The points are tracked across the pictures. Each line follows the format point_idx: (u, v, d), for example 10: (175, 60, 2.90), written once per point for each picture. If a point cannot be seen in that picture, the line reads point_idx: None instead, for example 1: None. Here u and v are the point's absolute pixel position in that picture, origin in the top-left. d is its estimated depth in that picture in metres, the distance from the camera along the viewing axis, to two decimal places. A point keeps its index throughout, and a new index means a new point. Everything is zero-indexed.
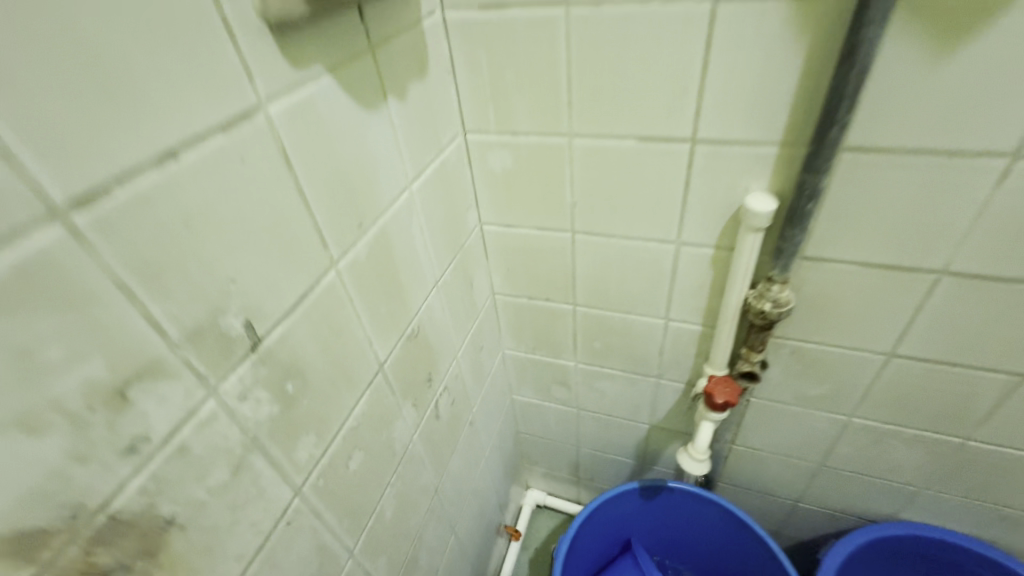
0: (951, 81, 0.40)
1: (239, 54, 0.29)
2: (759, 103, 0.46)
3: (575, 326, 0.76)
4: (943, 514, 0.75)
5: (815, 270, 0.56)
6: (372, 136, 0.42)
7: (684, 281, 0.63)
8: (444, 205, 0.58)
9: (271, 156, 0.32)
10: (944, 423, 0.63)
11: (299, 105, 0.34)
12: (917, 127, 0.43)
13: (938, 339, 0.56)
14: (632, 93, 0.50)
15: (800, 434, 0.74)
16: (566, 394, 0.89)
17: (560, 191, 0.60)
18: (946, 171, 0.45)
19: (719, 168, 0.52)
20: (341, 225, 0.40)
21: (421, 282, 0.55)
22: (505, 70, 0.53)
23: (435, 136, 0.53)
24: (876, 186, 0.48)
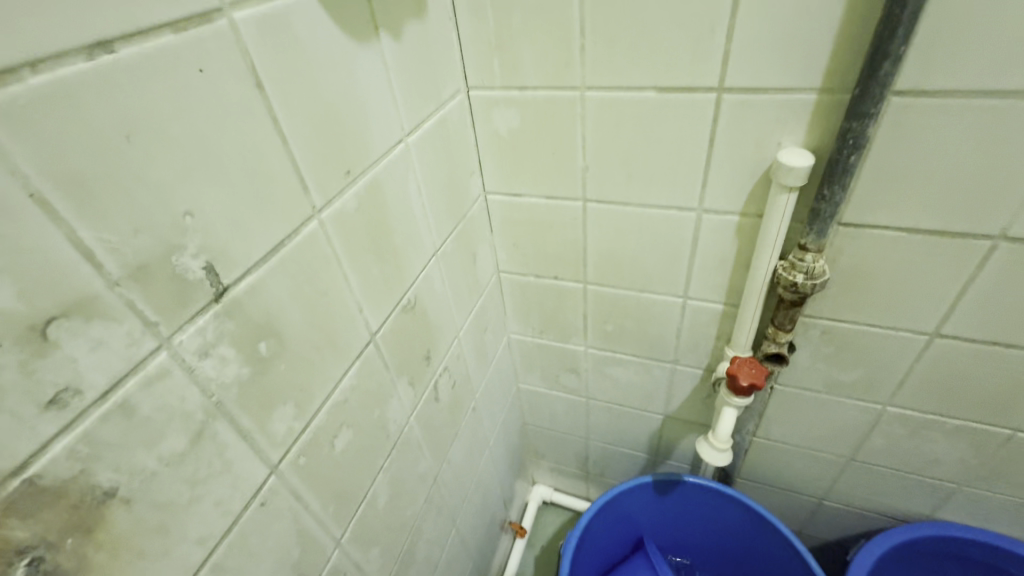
0: (1022, 7, 0.35)
1: None
2: (794, 43, 0.41)
3: (586, 306, 0.71)
4: (985, 514, 0.69)
5: (852, 238, 0.51)
6: (360, 73, 0.38)
7: (705, 254, 0.58)
8: (444, 167, 0.53)
9: (237, 74, 0.28)
10: (991, 412, 0.57)
11: (272, 19, 0.30)
12: (978, 64, 0.38)
13: (989, 316, 0.50)
14: (651, 37, 0.45)
15: (829, 425, 0.68)
16: (575, 382, 0.84)
17: (571, 154, 0.56)
18: (1011, 117, 0.39)
19: (747, 122, 0.47)
20: (324, 169, 0.36)
21: (418, 248, 0.50)
22: (511, 14, 0.48)
23: (434, 87, 0.49)
24: (927, 137, 0.42)
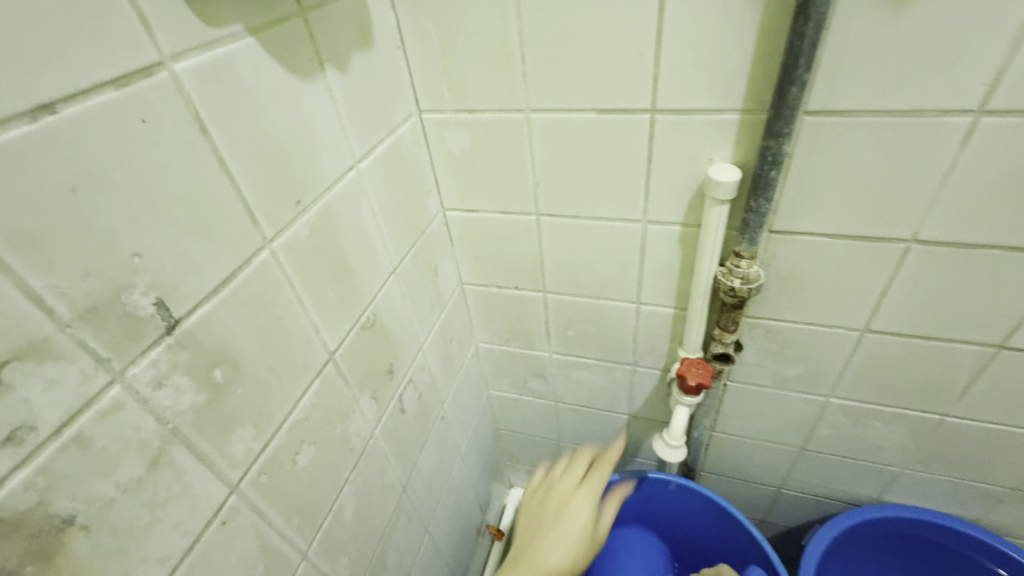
0: (909, 36, 0.39)
1: (135, 5, 0.27)
2: (716, 68, 0.45)
3: (547, 314, 0.74)
4: (925, 495, 0.73)
5: (783, 244, 0.54)
6: (306, 106, 0.40)
7: (653, 262, 0.61)
8: (399, 188, 0.55)
9: (179, 120, 0.30)
10: (922, 400, 0.62)
11: (215, 65, 0.32)
12: (876, 87, 0.42)
13: (910, 312, 0.55)
14: (587, 63, 0.48)
15: (779, 418, 0.72)
16: (543, 387, 0.87)
17: (521, 170, 0.58)
18: (910, 133, 0.43)
19: (680, 140, 0.50)
20: (275, 201, 0.38)
21: (375, 268, 0.52)
22: (456, 41, 0.50)
23: (384, 113, 0.51)
24: (839, 151, 0.46)
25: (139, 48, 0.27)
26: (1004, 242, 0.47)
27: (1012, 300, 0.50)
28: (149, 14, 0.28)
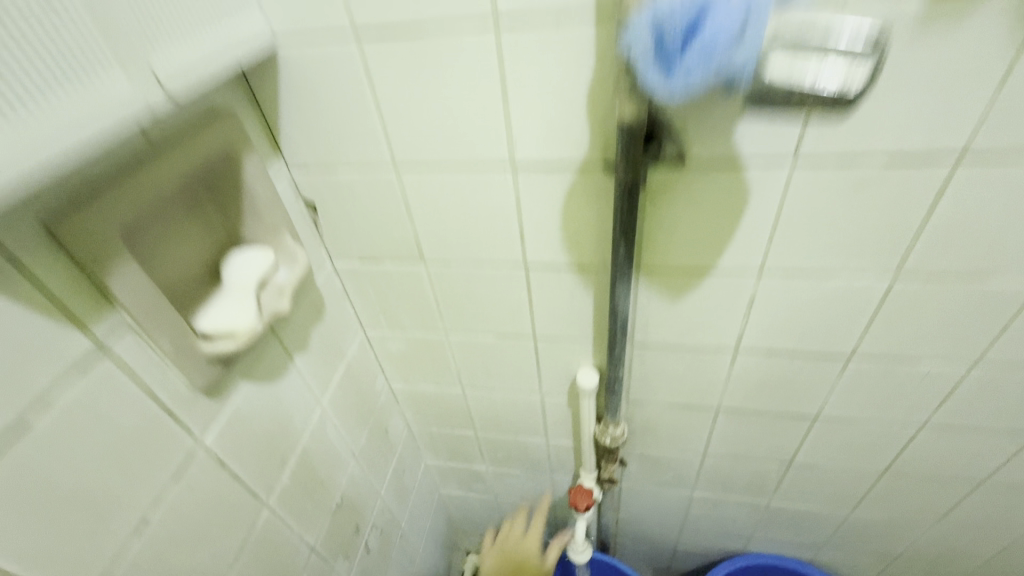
0: (685, 314, 0.60)
1: (183, 425, 0.43)
2: (573, 320, 0.65)
3: (480, 443, 0.92)
4: (774, 544, 0.98)
5: (639, 408, 0.75)
6: (284, 394, 0.57)
7: (552, 415, 0.81)
8: (352, 394, 0.72)
9: (209, 472, 0.46)
10: (752, 491, 0.86)
11: (228, 420, 0.48)
12: (673, 335, 0.63)
13: (730, 443, 0.78)
14: (485, 312, 0.66)
15: (663, 503, 0.95)
16: (484, 487, 1.05)
17: (447, 363, 0.76)
18: (700, 357, 0.65)
19: (556, 353, 0.70)
20: (268, 473, 0.54)
21: (338, 464, 0.69)
22: (388, 295, 0.67)
23: (337, 352, 0.68)
24: (660, 364, 0.67)
25: (186, 448, 0.44)
26: (774, 409, 0.70)
27: (788, 438, 0.74)
28: (190, 423, 0.44)
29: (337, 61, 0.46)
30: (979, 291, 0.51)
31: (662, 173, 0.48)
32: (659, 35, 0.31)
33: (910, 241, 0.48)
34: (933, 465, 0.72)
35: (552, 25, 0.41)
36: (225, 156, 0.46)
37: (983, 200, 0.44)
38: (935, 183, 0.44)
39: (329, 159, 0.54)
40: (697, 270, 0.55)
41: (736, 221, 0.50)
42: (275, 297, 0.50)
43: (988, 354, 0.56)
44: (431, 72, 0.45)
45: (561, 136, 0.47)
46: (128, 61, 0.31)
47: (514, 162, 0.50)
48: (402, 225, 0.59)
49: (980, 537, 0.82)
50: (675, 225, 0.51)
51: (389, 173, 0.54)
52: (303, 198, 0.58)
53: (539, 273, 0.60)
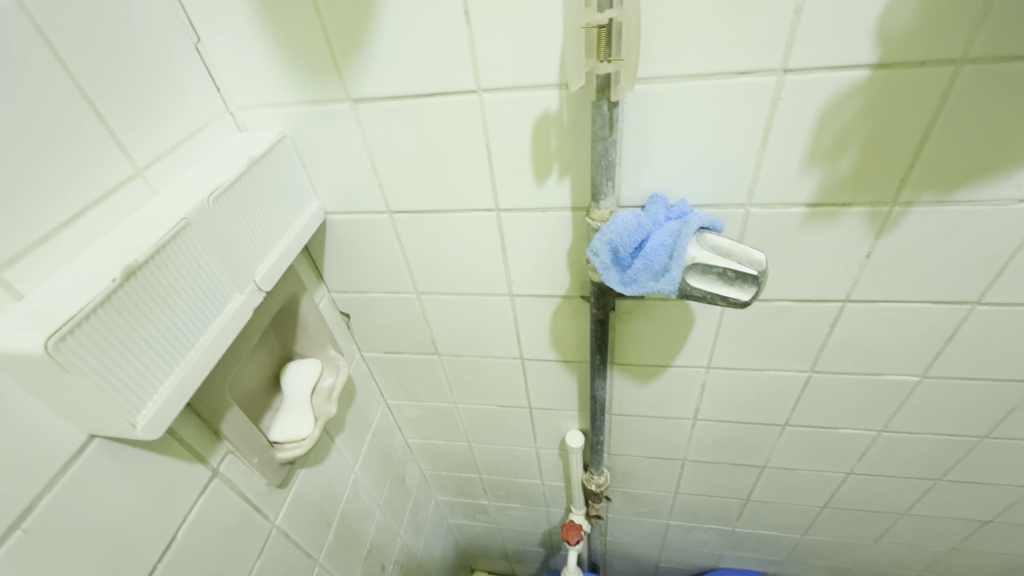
0: (653, 393, 0.74)
1: (263, 513, 0.56)
2: (562, 395, 0.78)
3: (484, 484, 1.06)
4: (741, 561, 1.13)
5: (619, 458, 0.89)
6: (329, 470, 0.70)
7: (547, 463, 0.94)
8: (378, 455, 0.85)
9: (280, 545, 0.59)
10: (719, 519, 1.00)
11: (291, 502, 0.61)
12: (644, 407, 0.77)
13: (697, 484, 0.92)
14: (489, 388, 0.80)
15: (644, 530, 1.09)
16: (488, 518, 1.19)
17: (456, 424, 0.90)
18: (667, 422, 0.79)
19: (549, 418, 0.84)
20: (319, 536, 0.68)
21: (369, 516, 0.82)
22: (407, 375, 0.81)
23: (366, 423, 0.81)
24: (635, 426, 0.81)
25: (266, 530, 0.57)
26: (730, 460, 0.84)
27: (744, 481, 0.88)
28: (268, 510, 0.57)
29: (374, 226, 0.59)
30: (877, 382, 0.65)
31: (627, 301, 0.62)
32: (615, 251, 0.46)
33: (818, 349, 0.62)
34: (863, 501, 0.87)
35: (539, 212, 0.54)
36: (288, 300, 0.60)
37: (867, 325, 0.58)
38: (830, 314, 0.58)
39: (364, 283, 0.67)
40: (660, 364, 0.69)
41: (685, 333, 0.64)
42: (324, 402, 0.63)
43: (891, 423, 0.71)
44: (447, 234, 0.59)
45: (548, 277, 0.61)
46: (243, 281, 0.45)
47: (512, 292, 0.63)
48: (420, 329, 0.72)
49: (910, 554, 0.98)
50: (639, 334, 0.65)
51: (412, 295, 0.67)
52: (339, 310, 0.71)
53: (533, 362, 0.73)
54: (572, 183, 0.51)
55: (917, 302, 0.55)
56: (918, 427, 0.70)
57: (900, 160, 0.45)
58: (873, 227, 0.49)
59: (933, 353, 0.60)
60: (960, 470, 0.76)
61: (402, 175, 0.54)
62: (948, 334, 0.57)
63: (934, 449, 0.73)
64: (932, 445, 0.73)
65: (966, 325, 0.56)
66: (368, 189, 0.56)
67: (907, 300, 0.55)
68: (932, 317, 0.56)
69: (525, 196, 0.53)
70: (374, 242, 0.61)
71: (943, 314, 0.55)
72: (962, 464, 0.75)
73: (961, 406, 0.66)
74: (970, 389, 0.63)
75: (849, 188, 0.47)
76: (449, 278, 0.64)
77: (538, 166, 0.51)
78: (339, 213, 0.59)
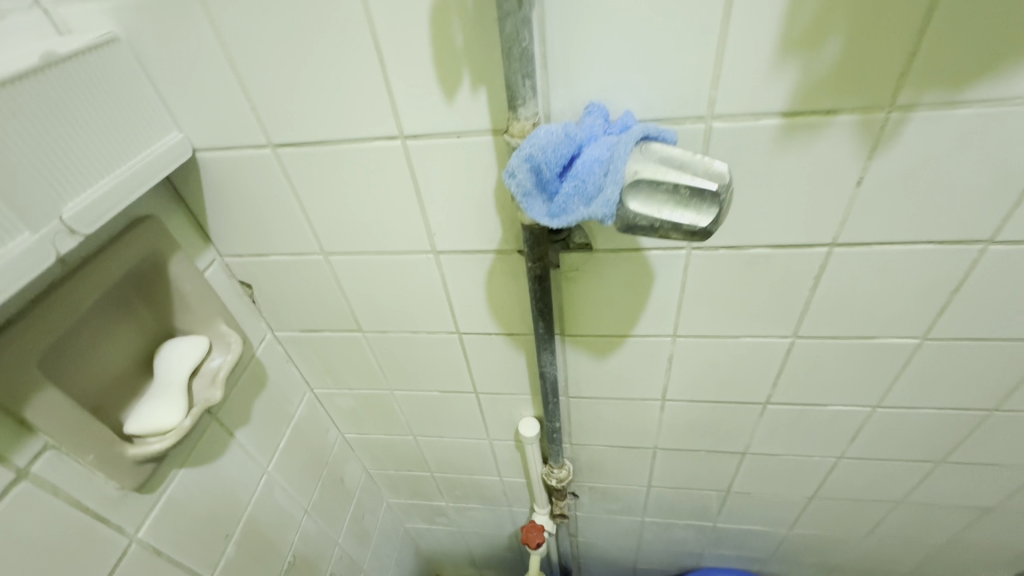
0: (613, 370, 0.63)
1: (112, 524, 0.45)
2: (509, 376, 0.68)
3: (437, 483, 0.95)
4: (726, 560, 1.03)
5: (582, 449, 0.79)
6: (224, 471, 0.58)
7: (503, 457, 0.84)
8: (303, 453, 0.73)
9: (144, 564, 0.48)
10: (699, 515, 0.90)
11: (162, 511, 0.50)
12: (605, 388, 0.66)
13: (672, 476, 0.82)
14: (425, 371, 0.69)
15: (618, 529, 0.98)
16: (447, 521, 1.07)
17: (395, 415, 0.78)
18: (633, 404, 0.68)
19: (499, 404, 0.73)
20: (210, 553, 0.56)
21: (290, 524, 0.70)
22: (331, 359, 0.69)
23: (283, 416, 0.69)
24: (596, 411, 0.71)
25: (118, 544, 0.45)
26: (706, 448, 0.74)
27: (722, 470, 0.78)
28: (121, 521, 0.46)
29: (257, 166, 0.48)
30: (870, 347, 0.55)
31: (572, 255, 0.51)
32: (537, 172, 0.35)
33: (801, 308, 0.52)
34: (855, 489, 0.77)
35: (453, 139, 0.44)
36: (148, 260, 0.48)
37: (859, 275, 0.48)
38: (814, 263, 0.48)
39: (260, 245, 0.56)
40: (617, 335, 0.59)
41: (644, 294, 0.54)
42: (208, 386, 0.52)
43: (885, 398, 0.61)
44: (347, 175, 0.48)
45: (475, 227, 0.50)
46: (36, 219, 0.34)
47: (435, 248, 0.53)
48: (336, 300, 0.61)
49: (906, 547, 0.89)
50: (591, 298, 0.55)
51: (319, 257, 0.56)
52: (237, 279, 0.60)
53: (472, 337, 0.63)
54: (489, 97, 0.41)
55: (917, 243, 0.45)
56: (916, 401, 0.61)
57: (899, 46, 0.35)
58: (865, 144, 0.39)
59: (937, 309, 0.50)
60: (964, 450, 0.67)
61: (278, 94, 0.43)
62: (955, 284, 0.48)
63: (936, 426, 0.64)
64: (932, 422, 0.63)
65: (977, 271, 0.46)
66: (239, 115, 0.45)
67: (906, 241, 0.45)
68: (936, 263, 0.46)
69: (433, 118, 0.43)
70: (261, 189, 0.50)
71: (949, 259, 0.46)
72: (967, 443, 0.66)
73: (966, 374, 0.56)
74: (978, 352, 0.54)
75: (833, 91, 0.37)
76: (360, 233, 0.53)
77: (444, 74, 0.40)
78: (211, 149, 0.47)
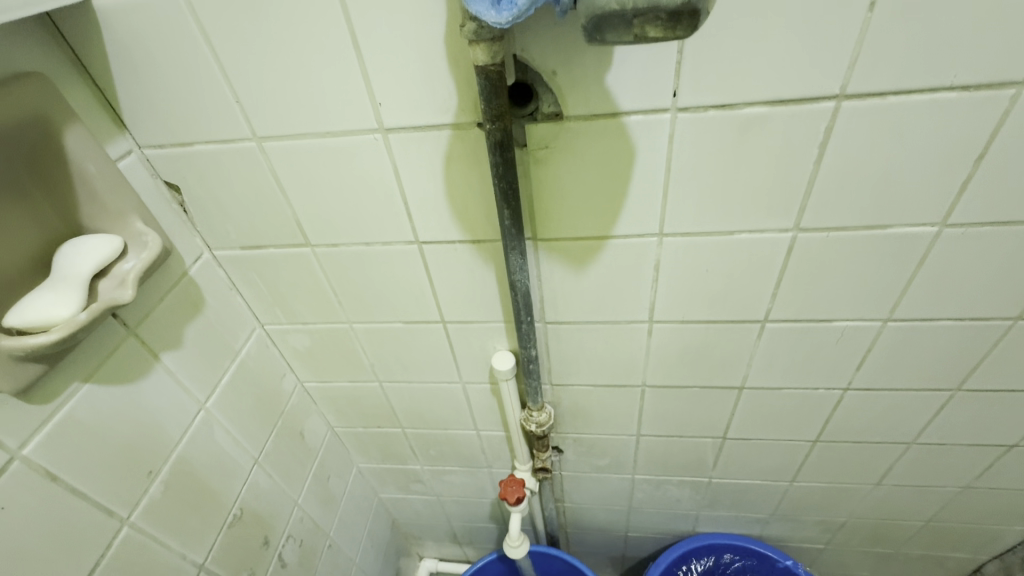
0: (593, 285, 0.56)
1: None
2: (478, 299, 0.61)
3: (410, 442, 0.87)
4: (724, 524, 0.96)
5: (564, 391, 0.72)
6: (148, 396, 0.50)
7: (478, 405, 0.77)
8: (253, 396, 0.66)
9: (33, 488, 0.40)
10: (693, 469, 0.83)
11: (58, 428, 0.42)
12: (585, 310, 0.59)
13: (664, 422, 0.75)
14: (384, 296, 0.62)
15: (607, 490, 0.91)
16: (423, 488, 1.00)
17: (357, 357, 0.71)
18: (617, 330, 0.61)
19: (469, 337, 0.66)
20: (128, 490, 0.48)
21: (236, 472, 0.63)
22: (279, 285, 0.62)
23: (226, 349, 0.61)
24: (577, 341, 0.64)
25: None
26: (699, 383, 0.67)
27: (718, 412, 0.71)
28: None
29: (166, 17, 0.41)
30: (882, 240, 0.48)
31: (540, 127, 0.44)
32: None
33: (803, 190, 0.46)
34: (862, 429, 0.71)
35: None
36: (35, 126, 0.41)
37: (871, 139, 0.42)
38: (818, 124, 0.41)
39: (184, 132, 0.48)
40: (596, 236, 0.52)
41: (624, 179, 0.47)
42: (116, 287, 0.44)
43: (896, 310, 0.55)
44: (271, 25, 0.40)
45: (426, 92, 0.43)
46: None
47: (382, 125, 0.46)
48: (277, 205, 0.53)
49: (916, 499, 0.82)
50: (564, 187, 0.48)
51: (252, 145, 0.49)
52: (162, 180, 0.52)
53: (432, 249, 0.56)
54: None
55: (938, 90, 0.39)
56: (931, 312, 0.54)
57: None
58: None
59: (959, 183, 0.44)
60: (983, 374, 0.60)
61: None
62: (980, 147, 0.41)
63: (952, 344, 0.57)
64: (948, 339, 0.57)
65: (1006, 128, 0.40)
66: None
67: (925, 88, 0.39)
68: (958, 118, 0.40)
69: None
70: (173, 49, 0.43)
71: (975, 111, 0.39)
72: (987, 365, 0.59)
73: (989, 274, 0.50)
74: (1003, 242, 0.47)
75: None
76: (295, 108, 0.45)
77: None
78: None
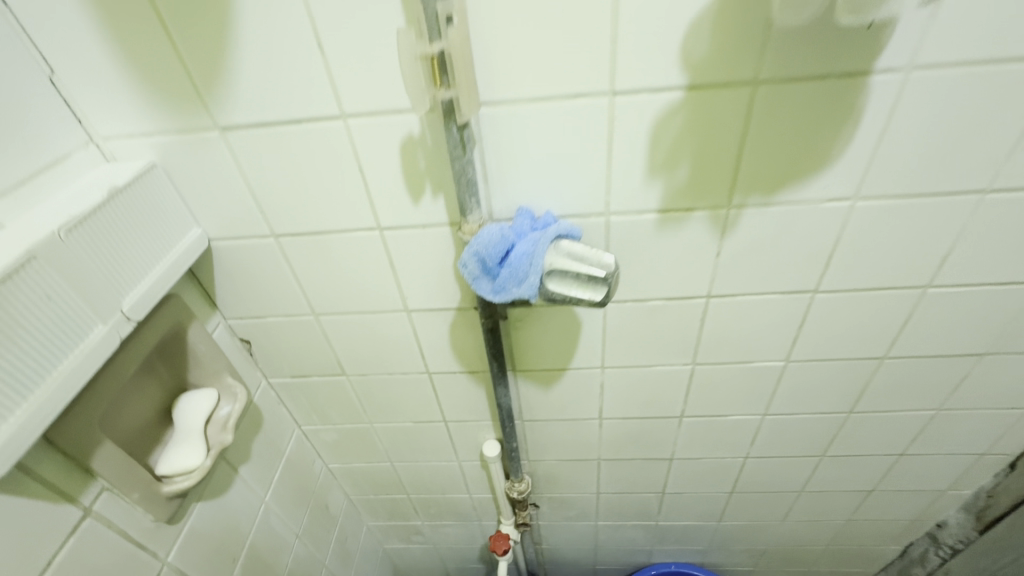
0: (557, 396, 0.77)
1: (148, 550, 0.55)
2: (472, 406, 0.80)
3: (413, 503, 1.05)
4: (672, 554, 1.18)
5: (538, 464, 0.92)
6: (232, 501, 0.68)
7: (471, 475, 0.96)
8: (294, 484, 0.83)
9: None
10: (643, 515, 1.04)
11: (184, 538, 0.60)
12: (552, 411, 0.80)
13: (617, 483, 0.95)
14: (399, 405, 0.81)
15: (576, 533, 1.11)
16: (422, 539, 1.17)
17: (374, 445, 0.89)
18: (576, 423, 0.82)
19: (465, 430, 0.85)
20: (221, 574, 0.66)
21: (284, 547, 0.80)
22: (317, 399, 0.80)
23: (277, 452, 0.79)
24: (547, 431, 0.84)
25: (152, 566, 0.55)
26: (640, 456, 0.88)
27: (656, 474, 0.93)
28: (154, 547, 0.56)
29: (262, 251, 0.60)
30: (751, 369, 0.71)
31: (517, 309, 0.65)
32: (482, 262, 0.50)
33: (695, 343, 0.68)
34: (764, 482, 0.93)
35: (421, 230, 0.57)
36: (172, 331, 0.59)
37: (731, 318, 0.64)
38: (698, 310, 0.63)
39: (260, 310, 0.67)
40: (558, 368, 0.72)
41: (575, 336, 0.68)
42: (219, 432, 0.61)
43: (771, 408, 0.77)
44: (335, 256, 0.60)
45: (440, 291, 0.63)
46: (104, 311, 0.45)
47: (408, 307, 0.65)
48: (323, 351, 0.72)
49: (814, 530, 1.05)
50: (534, 340, 0.69)
51: (310, 317, 0.67)
52: (238, 337, 0.70)
53: (439, 375, 0.75)
54: (445, 200, 0.54)
55: (768, 294, 0.61)
56: (794, 408, 0.77)
57: (727, 169, 0.50)
58: (716, 230, 0.55)
59: (792, 339, 0.66)
60: (838, 445, 0.84)
61: (281, 200, 0.55)
62: (800, 321, 0.64)
63: (813, 427, 0.80)
64: (809, 424, 0.80)
65: (813, 312, 0.63)
66: (247, 213, 0.56)
67: (760, 293, 0.61)
68: (782, 307, 0.62)
69: (403, 214, 0.56)
70: (262, 267, 0.62)
71: (792, 303, 0.62)
72: (840, 439, 0.83)
73: (825, 387, 0.73)
74: (829, 369, 0.71)
75: (690, 195, 0.52)
76: (344, 297, 0.65)
77: (411, 186, 0.53)
78: (222, 237, 0.59)
